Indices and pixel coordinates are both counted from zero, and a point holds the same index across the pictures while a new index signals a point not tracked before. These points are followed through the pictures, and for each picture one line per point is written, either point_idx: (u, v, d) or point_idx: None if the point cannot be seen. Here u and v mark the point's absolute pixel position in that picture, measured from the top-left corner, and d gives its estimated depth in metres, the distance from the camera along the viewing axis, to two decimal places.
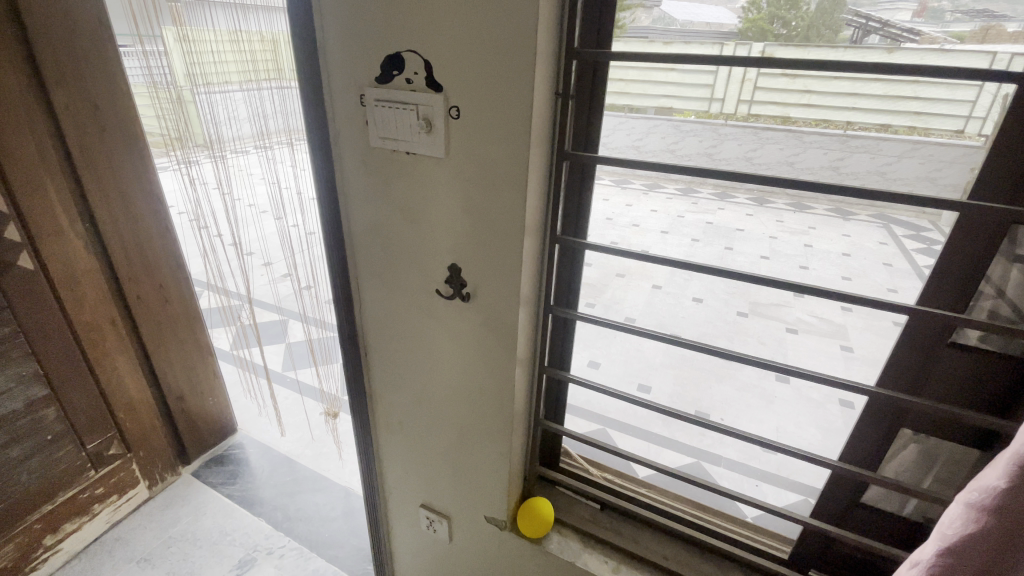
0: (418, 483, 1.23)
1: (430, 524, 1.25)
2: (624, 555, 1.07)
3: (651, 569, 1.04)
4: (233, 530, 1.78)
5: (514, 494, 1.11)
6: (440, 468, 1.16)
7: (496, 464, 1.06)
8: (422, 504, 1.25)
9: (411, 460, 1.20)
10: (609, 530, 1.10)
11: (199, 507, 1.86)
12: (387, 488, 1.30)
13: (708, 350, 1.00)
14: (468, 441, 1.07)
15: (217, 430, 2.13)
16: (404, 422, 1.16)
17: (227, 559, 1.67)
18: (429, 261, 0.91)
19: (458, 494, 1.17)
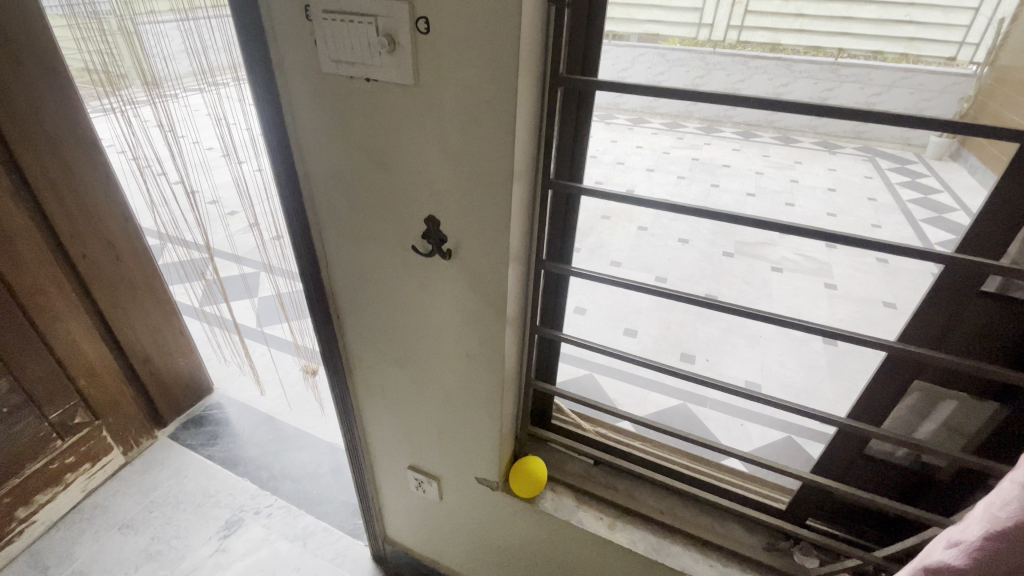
0: (404, 445, 1.17)
1: (418, 485, 1.20)
2: (619, 511, 1.04)
3: (648, 524, 1.02)
4: (217, 491, 1.73)
5: (506, 454, 1.06)
6: (427, 431, 1.10)
7: (487, 428, 1.00)
8: (409, 466, 1.20)
9: (396, 423, 1.14)
10: (604, 487, 1.06)
11: (180, 470, 1.80)
12: (373, 450, 1.24)
13: (689, 299, 0.90)
14: (455, 405, 1.01)
15: (192, 392, 2.04)
16: (385, 386, 1.08)
17: (213, 520, 1.63)
18: (401, 211, 0.79)
19: (447, 457, 1.12)
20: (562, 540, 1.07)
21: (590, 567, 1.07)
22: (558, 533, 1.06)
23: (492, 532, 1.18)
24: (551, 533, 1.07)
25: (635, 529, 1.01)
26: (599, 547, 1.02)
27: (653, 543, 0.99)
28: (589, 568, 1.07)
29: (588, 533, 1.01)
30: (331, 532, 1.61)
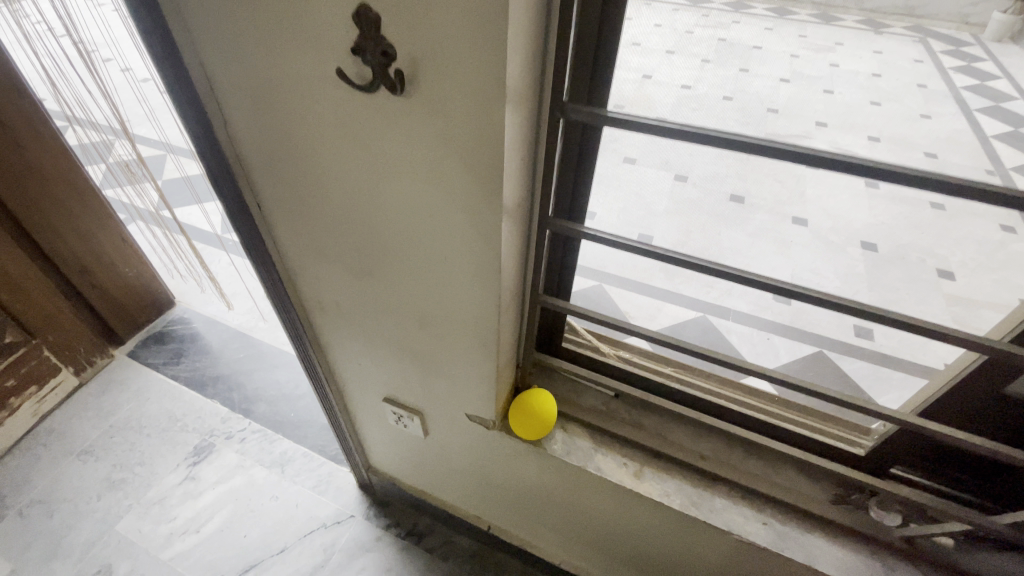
0: (376, 372, 0.93)
1: (397, 419, 0.98)
2: (649, 455, 0.82)
3: (684, 471, 0.80)
4: (184, 414, 1.55)
5: (504, 387, 0.83)
6: (400, 358, 0.86)
7: (476, 355, 0.75)
8: (385, 398, 0.97)
9: (362, 347, 0.89)
10: (627, 426, 0.84)
11: (142, 392, 1.61)
12: (341, 378, 1.01)
13: (804, 151, 0.53)
14: (434, 326, 0.75)
15: (149, 306, 1.80)
16: (341, 301, 0.81)
17: (181, 447, 1.46)
18: (315, 10, 0.46)
19: (429, 388, 0.88)
20: (575, 484, 0.87)
21: (609, 512, 0.88)
22: (572, 479, 0.86)
23: (490, 470, 0.98)
24: (563, 478, 0.87)
25: (668, 478, 0.79)
26: (623, 495, 0.82)
27: (693, 496, 0.77)
28: (607, 514, 0.88)
29: (610, 482, 0.80)
30: (312, 458, 1.44)
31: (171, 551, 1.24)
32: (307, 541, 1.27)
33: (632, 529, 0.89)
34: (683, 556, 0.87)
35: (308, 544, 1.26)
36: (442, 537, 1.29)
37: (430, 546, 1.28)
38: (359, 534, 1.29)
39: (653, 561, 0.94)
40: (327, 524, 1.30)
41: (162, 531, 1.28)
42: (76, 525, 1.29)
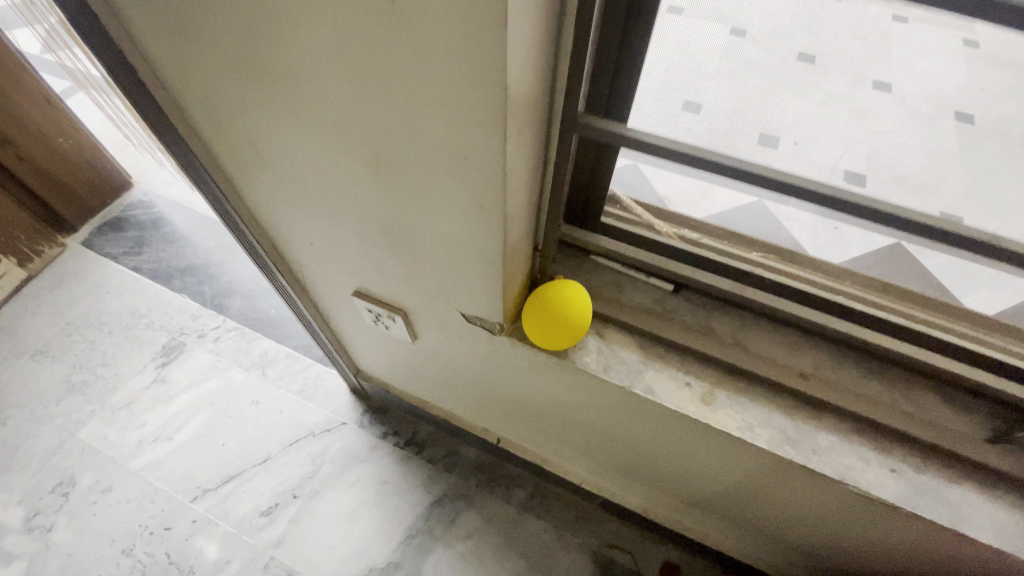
0: (336, 255, 0.66)
1: (373, 319, 0.74)
2: (721, 372, 0.57)
3: (774, 394, 0.56)
4: (149, 310, 1.35)
5: (518, 266, 0.56)
6: (363, 231, 0.58)
7: (473, 216, 0.46)
8: (353, 291, 0.71)
9: (309, 217, 0.61)
10: (691, 331, 0.58)
11: (101, 287, 1.41)
12: (297, 266, 0.75)
13: None
14: (400, 170, 0.45)
15: (101, 188, 1.54)
16: (262, 144, 0.52)
17: (147, 346, 1.28)
18: None
19: (410, 276, 0.61)
20: (613, 405, 0.63)
21: (658, 439, 0.66)
22: (608, 398, 0.62)
23: (499, 382, 0.76)
24: (596, 396, 0.63)
25: (752, 404, 0.55)
26: (682, 425, 0.58)
27: (788, 431, 0.53)
28: (654, 441, 0.66)
29: (666, 410, 0.55)
30: (295, 359, 1.24)
31: (141, 460, 1.11)
32: (292, 451, 1.12)
33: (686, 460, 0.67)
34: (753, 493, 0.66)
35: (293, 454, 1.11)
36: (445, 447, 1.12)
37: (432, 457, 1.11)
38: (352, 442, 1.13)
39: (706, 493, 0.74)
40: (315, 433, 1.14)
41: (131, 439, 1.14)
42: (34, 432, 1.16)
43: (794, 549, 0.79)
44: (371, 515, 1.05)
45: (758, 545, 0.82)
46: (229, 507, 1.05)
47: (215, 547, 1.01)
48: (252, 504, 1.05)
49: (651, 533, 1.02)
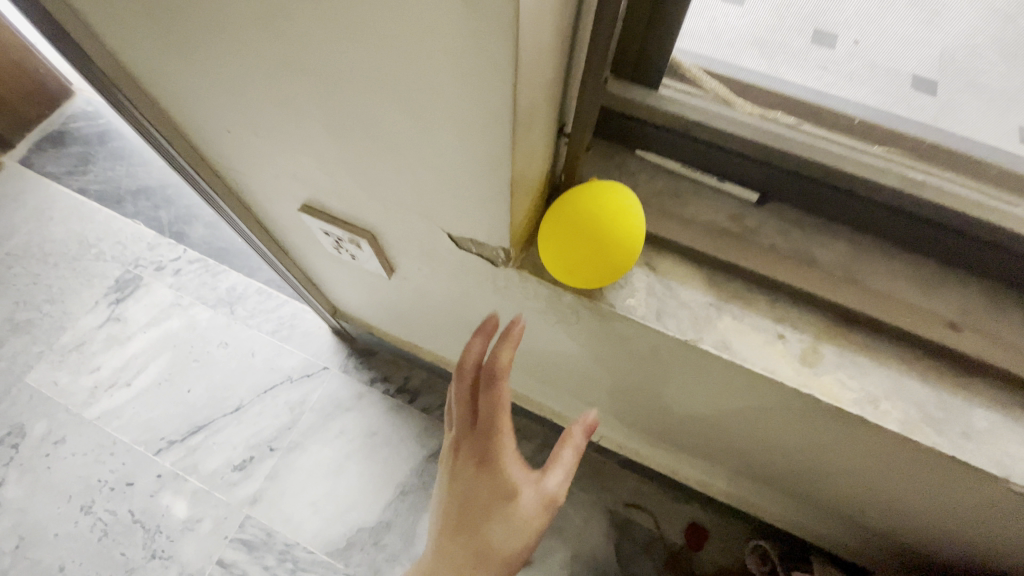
0: (268, 153, 0.45)
1: (333, 247, 0.55)
2: (827, 322, 0.39)
3: (904, 352, 0.38)
4: (99, 239, 1.17)
5: (536, 157, 0.35)
6: (296, 107, 0.37)
7: (462, 53, 0.25)
8: (301, 209, 0.51)
9: (215, 88, 0.39)
10: (786, 262, 0.40)
11: (43, 211, 1.22)
12: (227, 176, 0.55)
13: None
14: None
15: (34, 95, 1.30)
16: None
17: (99, 281, 1.12)
18: None
19: (373, 179, 0.41)
20: (659, 361, 0.47)
21: (717, 403, 0.49)
22: (656, 355, 0.45)
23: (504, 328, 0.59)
24: (638, 351, 0.46)
25: (875, 366, 0.37)
26: (763, 390, 0.41)
27: (927, 406, 0.36)
28: (709, 406, 0.50)
29: (745, 375, 0.38)
30: (268, 296, 1.07)
31: (97, 408, 0.98)
32: (267, 399, 0.98)
33: (750, 428, 0.51)
34: (835, 472, 0.51)
35: (269, 402, 0.98)
36: (442, 395, 0.98)
37: (427, 406, 0.98)
38: (335, 390, 0.99)
39: (763, 462, 0.59)
40: (292, 379, 1.00)
41: (85, 385, 1.01)
42: None
43: (859, 524, 0.65)
44: (359, 470, 0.93)
45: (812, 516, 0.69)
46: (198, 462, 0.93)
47: (184, 505, 0.89)
48: (224, 458, 0.93)
49: (676, 490, 0.89)
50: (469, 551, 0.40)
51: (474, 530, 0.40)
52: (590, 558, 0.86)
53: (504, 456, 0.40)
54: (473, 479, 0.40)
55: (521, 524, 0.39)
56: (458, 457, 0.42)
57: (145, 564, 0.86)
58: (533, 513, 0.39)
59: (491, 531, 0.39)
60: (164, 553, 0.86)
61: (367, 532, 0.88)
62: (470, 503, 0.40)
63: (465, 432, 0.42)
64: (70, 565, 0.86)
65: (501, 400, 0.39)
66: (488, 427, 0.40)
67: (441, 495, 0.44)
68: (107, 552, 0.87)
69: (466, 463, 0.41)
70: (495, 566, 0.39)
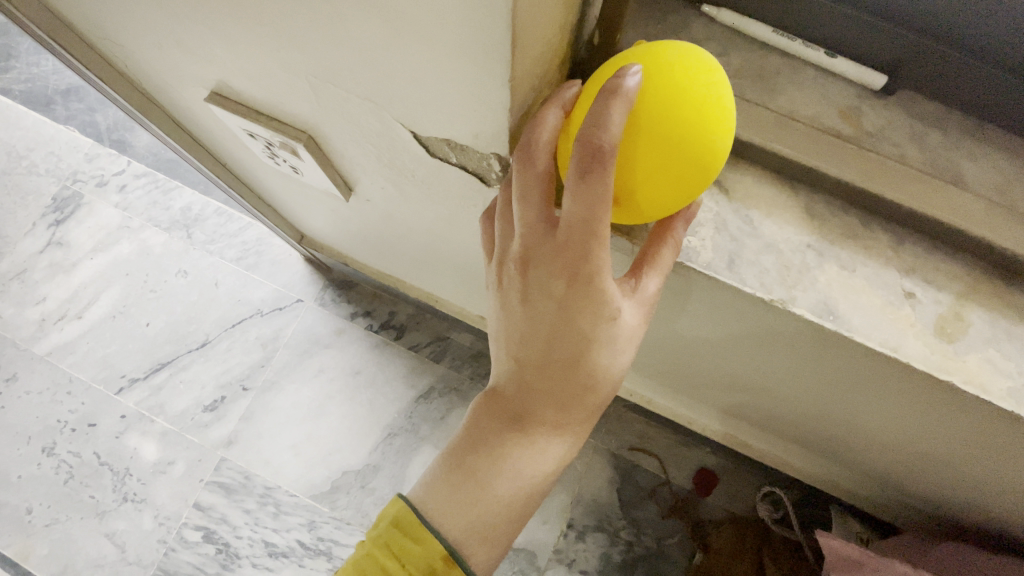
0: (137, 2, 0.29)
1: (267, 154, 0.41)
2: (972, 273, 0.27)
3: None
4: (29, 149, 1.00)
5: (554, 9, 0.21)
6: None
7: None
8: (213, 98, 0.36)
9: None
10: (925, 183, 0.26)
11: None
12: (110, 53, 0.39)
13: None
14: None
15: None
16: None
17: (33, 198, 0.97)
18: None
19: (295, 39, 0.25)
20: (706, 310, 0.35)
21: (775, 359, 0.39)
22: (710, 303, 0.34)
23: None
24: (686, 298, 0.35)
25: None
26: (860, 358, 0.30)
27: None
28: (766, 359, 0.39)
29: (848, 346, 0.27)
30: (228, 218, 0.93)
31: (47, 343, 0.88)
32: (236, 334, 0.88)
33: (807, 385, 0.41)
34: (902, 433, 0.42)
35: (238, 337, 0.88)
36: (432, 331, 0.88)
37: (415, 343, 0.88)
38: (312, 324, 0.89)
39: (809, 418, 0.50)
40: (263, 312, 0.89)
41: (30, 317, 0.90)
42: None
43: (901, 485, 0.57)
44: (342, 411, 0.85)
45: (845, 471, 0.62)
46: (164, 402, 0.85)
47: (154, 447, 0.83)
48: (192, 398, 0.85)
49: (688, 434, 0.82)
50: (561, 390, 0.29)
51: (564, 369, 0.28)
52: (592, 503, 0.81)
53: (604, 270, 0.25)
54: (556, 313, 0.27)
55: (626, 342, 0.28)
56: (522, 284, 0.27)
57: (118, 507, 0.80)
58: (642, 326, 0.28)
59: (591, 365, 0.28)
60: (136, 496, 0.81)
61: (353, 476, 0.82)
62: (554, 343, 0.28)
63: (531, 248, 0.26)
64: (37, 508, 0.81)
65: (605, 199, 0.22)
66: (582, 247, 0.24)
67: (492, 325, 0.32)
68: (75, 495, 0.81)
69: (539, 292, 0.27)
70: (601, 392, 0.30)
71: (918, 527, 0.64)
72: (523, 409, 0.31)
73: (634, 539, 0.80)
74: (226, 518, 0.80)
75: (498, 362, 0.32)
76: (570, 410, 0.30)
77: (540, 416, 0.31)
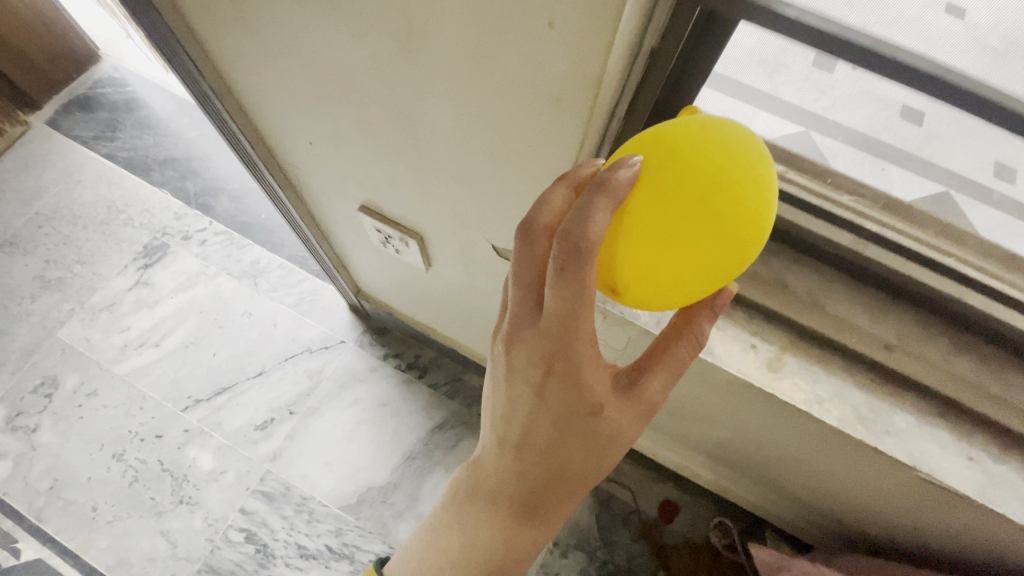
0: (342, 161, 0.54)
1: (382, 241, 0.64)
2: (791, 337, 0.49)
3: (848, 365, 0.48)
4: (127, 206, 1.23)
5: None
6: (389, 76, 0.39)
7: (544, 121, 0.35)
8: (361, 208, 0.61)
9: (293, 35, 0.40)
10: (763, 287, 0.49)
11: (70, 174, 1.27)
12: (292, 173, 0.63)
13: None
14: (452, 53, 0.34)
15: (60, 58, 1.35)
16: (258, 8, 0.39)
17: (126, 245, 1.18)
18: None
19: (437, 193, 0.50)
20: None
21: (697, 393, 0.60)
22: None
23: None
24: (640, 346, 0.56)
25: (824, 376, 0.48)
26: (735, 387, 0.51)
27: (862, 408, 0.46)
28: (692, 393, 0.61)
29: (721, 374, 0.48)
30: (289, 271, 1.14)
31: (127, 365, 1.06)
32: (288, 366, 1.06)
33: (721, 414, 0.61)
34: (787, 456, 0.62)
35: (289, 369, 1.06)
36: (448, 373, 1.08)
37: (434, 383, 1.07)
38: (351, 362, 1.08)
39: (734, 446, 0.70)
40: (312, 349, 1.08)
41: (114, 343, 1.08)
42: (11, 328, 1.10)
43: (805, 505, 0.76)
44: (369, 436, 1.02)
45: (767, 496, 0.81)
46: (222, 420, 1.01)
47: (210, 458, 0.98)
48: (246, 418, 1.02)
49: (654, 471, 1.00)
50: (553, 441, 0.38)
51: (555, 427, 0.37)
52: (574, 526, 0.97)
53: (582, 357, 0.33)
54: (544, 382, 0.35)
55: (609, 412, 0.37)
56: (518, 350, 0.35)
57: (173, 508, 0.95)
58: (621, 404, 0.36)
59: (575, 425, 0.37)
60: (190, 500, 0.95)
61: (376, 491, 0.97)
62: (544, 405, 0.36)
63: (526, 326, 0.34)
64: (102, 506, 0.95)
65: (580, 292, 0.29)
66: (563, 339, 0.32)
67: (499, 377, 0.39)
68: (137, 496, 0.95)
69: (530, 366, 0.35)
70: (586, 449, 0.39)
71: (826, 546, 0.81)
72: (522, 448, 0.41)
73: (608, 558, 0.95)
74: (265, 522, 0.94)
75: (502, 405, 0.40)
76: (558, 452, 0.39)
77: (537, 453, 0.40)
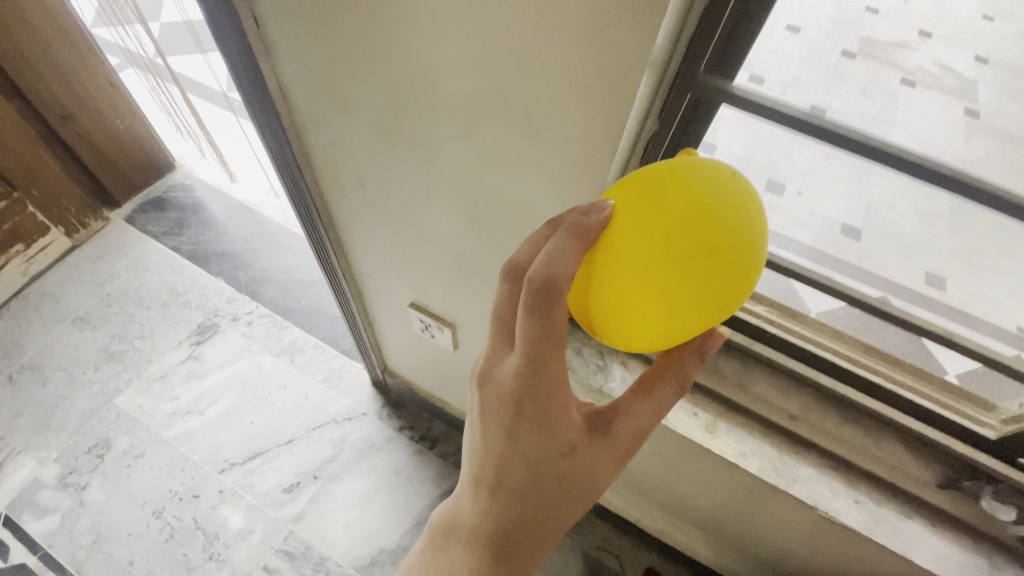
0: (403, 272, 0.76)
1: (422, 328, 0.84)
2: (723, 408, 0.68)
3: (765, 430, 0.66)
4: (186, 291, 1.44)
5: None
6: (447, 219, 0.60)
7: None
8: (411, 304, 0.81)
9: (388, 185, 0.61)
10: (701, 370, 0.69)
11: (141, 262, 1.50)
12: (358, 277, 0.84)
13: None
14: (498, 229, 0.57)
15: (145, 168, 1.63)
16: (375, 191, 0.64)
17: (183, 324, 1.37)
18: None
19: (472, 299, 0.71)
20: None
21: (663, 455, 0.76)
22: None
23: None
24: None
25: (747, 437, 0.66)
26: (686, 447, 0.69)
27: (775, 462, 0.64)
28: (659, 455, 0.77)
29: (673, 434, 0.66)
30: (322, 350, 1.33)
31: (174, 430, 1.20)
32: (315, 435, 1.21)
33: (684, 475, 0.77)
34: (738, 512, 0.76)
35: (316, 437, 1.20)
36: (457, 445, 1.22)
37: (443, 453, 1.21)
38: (371, 432, 1.22)
39: (699, 508, 0.84)
40: (337, 419, 1.23)
41: (164, 410, 1.23)
42: (73, 395, 1.25)
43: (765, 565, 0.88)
44: (384, 501, 1.14)
45: (735, 559, 0.92)
46: (253, 482, 1.14)
47: (240, 518, 1.09)
48: (275, 481, 1.14)
49: (639, 540, 1.11)
50: (526, 476, 0.43)
51: (528, 460, 0.42)
52: None
53: (555, 393, 0.40)
54: (521, 415, 0.41)
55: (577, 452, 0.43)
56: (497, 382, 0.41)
57: (203, 564, 1.04)
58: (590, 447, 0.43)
59: (549, 461, 0.42)
60: (219, 556, 1.05)
61: (388, 553, 1.08)
62: (519, 437, 0.41)
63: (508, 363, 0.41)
64: (138, 561, 1.04)
65: (550, 317, 0.35)
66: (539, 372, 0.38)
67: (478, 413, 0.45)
68: (171, 552, 1.05)
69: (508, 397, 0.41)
70: (554, 486, 0.43)
71: None
72: (494, 488, 0.44)
73: None
74: None
75: (478, 440, 0.45)
76: (528, 492, 0.43)
77: (507, 493, 0.44)
